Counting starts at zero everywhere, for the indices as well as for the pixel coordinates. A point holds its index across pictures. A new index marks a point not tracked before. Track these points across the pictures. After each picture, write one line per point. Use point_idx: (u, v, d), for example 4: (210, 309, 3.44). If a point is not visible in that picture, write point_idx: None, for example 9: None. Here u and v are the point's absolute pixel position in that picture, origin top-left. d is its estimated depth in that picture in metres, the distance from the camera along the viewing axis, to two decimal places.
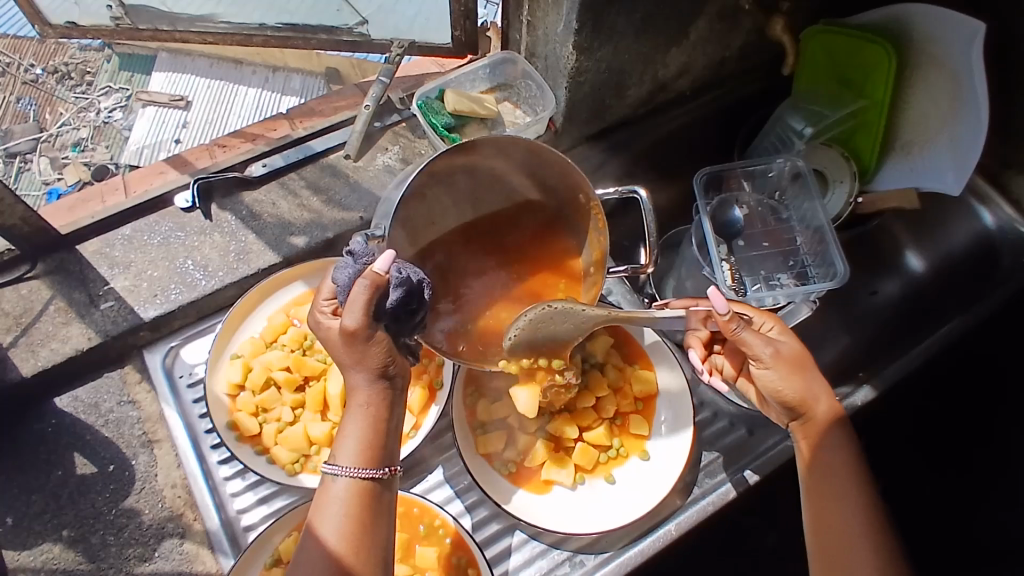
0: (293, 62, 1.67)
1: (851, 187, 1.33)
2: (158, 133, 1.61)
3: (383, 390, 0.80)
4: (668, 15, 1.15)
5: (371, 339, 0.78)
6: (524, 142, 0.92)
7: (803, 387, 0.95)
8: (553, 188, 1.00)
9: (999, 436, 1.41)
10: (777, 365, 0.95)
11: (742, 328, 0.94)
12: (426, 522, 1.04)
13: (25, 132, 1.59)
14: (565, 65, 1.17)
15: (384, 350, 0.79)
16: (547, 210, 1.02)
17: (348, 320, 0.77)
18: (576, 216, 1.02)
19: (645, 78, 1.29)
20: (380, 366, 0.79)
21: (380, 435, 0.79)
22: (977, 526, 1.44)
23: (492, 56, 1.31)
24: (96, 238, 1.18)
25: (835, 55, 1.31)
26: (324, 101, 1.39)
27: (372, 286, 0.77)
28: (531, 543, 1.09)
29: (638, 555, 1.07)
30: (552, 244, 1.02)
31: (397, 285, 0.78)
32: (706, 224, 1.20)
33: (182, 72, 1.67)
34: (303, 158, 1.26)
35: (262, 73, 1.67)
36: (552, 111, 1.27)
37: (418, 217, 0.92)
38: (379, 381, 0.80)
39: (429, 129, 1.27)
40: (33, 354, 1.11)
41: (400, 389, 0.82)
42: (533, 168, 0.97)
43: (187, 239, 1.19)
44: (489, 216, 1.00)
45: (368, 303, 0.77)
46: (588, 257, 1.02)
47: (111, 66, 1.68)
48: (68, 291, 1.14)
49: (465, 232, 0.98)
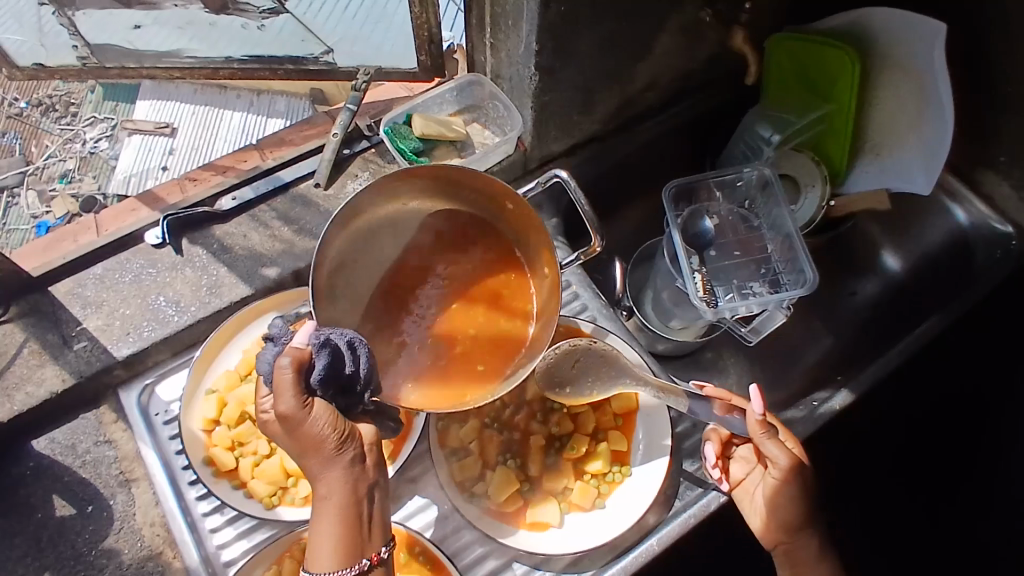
0: (278, 87, 1.59)
1: (822, 193, 1.38)
2: (145, 162, 1.60)
3: (342, 473, 0.79)
4: (630, 29, 1.17)
5: (309, 416, 0.77)
6: (427, 170, 0.98)
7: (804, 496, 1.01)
8: (488, 207, 1.03)
9: (997, 442, 1.49)
10: (790, 483, 1.00)
11: (771, 440, 0.98)
12: (406, 550, 1.03)
13: (13, 166, 1.58)
14: (530, 85, 1.19)
15: (326, 426, 0.78)
16: (489, 229, 1.04)
17: (281, 406, 0.77)
18: (514, 225, 1.02)
19: (611, 95, 1.31)
20: (332, 447, 0.79)
21: (355, 519, 0.79)
22: (987, 524, 1.49)
23: (459, 79, 1.33)
24: (68, 278, 1.17)
25: (801, 61, 1.35)
26: (295, 130, 1.39)
27: (297, 362, 0.78)
28: (513, 565, 1.08)
29: (620, 573, 1.07)
30: (499, 257, 1.04)
31: (319, 350, 0.79)
32: (677, 237, 1.21)
33: (168, 99, 1.60)
34: (273, 189, 1.26)
35: (246, 97, 1.59)
36: (519, 131, 1.30)
37: (363, 259, 0.99)
38: (339, 459, 0.79)
39: (397, 154, 1.29)
40: (9, 398, 1.10)
41: (364, 463, 0.81)
42: (461, 193, 1.02)
43: (159, 275, 1.18)
44: (433, 249, 1.03)
45: (294, 381, 0.77)
46: (536, 259, 1.02)
47: (95, 97, 1.63)
48: (42, 333, 1.13)
49: (416, 273, 1.01)
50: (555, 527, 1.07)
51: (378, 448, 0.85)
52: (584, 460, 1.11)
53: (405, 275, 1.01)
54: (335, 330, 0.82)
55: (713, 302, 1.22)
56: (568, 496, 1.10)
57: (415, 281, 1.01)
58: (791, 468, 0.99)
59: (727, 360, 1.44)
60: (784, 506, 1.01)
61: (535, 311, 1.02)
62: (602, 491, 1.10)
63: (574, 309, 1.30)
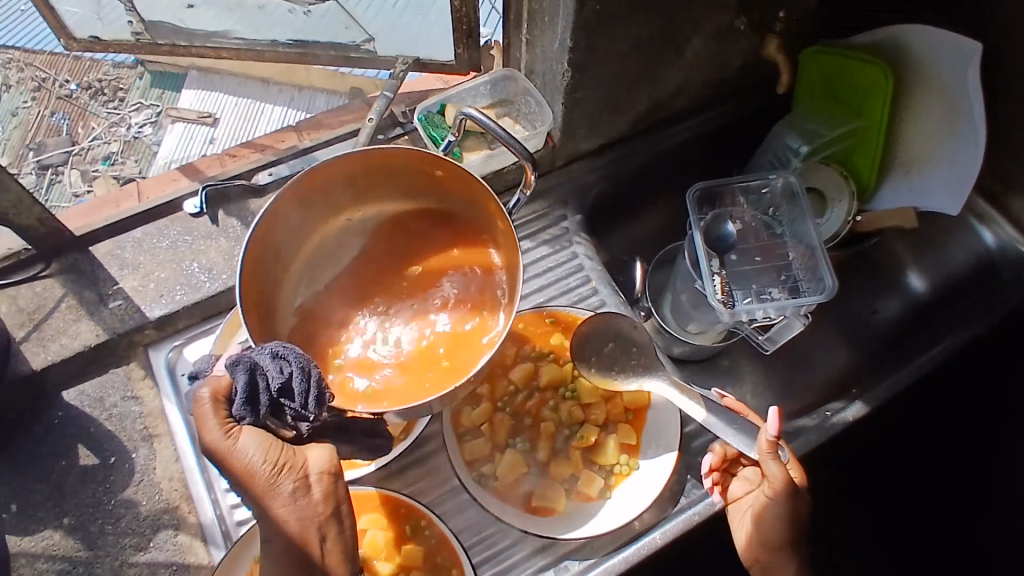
0: (319, 82, 1.52)
1: (849, 207, 1.38)
2: (186, 151, 1.49)
3: (285, 508, 0.76)
4: (662, 30, 1.19)
5: (233, 447, 0.76)
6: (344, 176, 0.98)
7: (792, 524, 0.99)
8: (418, 176, 1.02)
9: (1005, 448, 1.44)
10: (783, 508, 0.98)
11: (776, 461, 0.96)
12: (412, 522, 1.05)
13: (58, 146, 1.47)
14: (562, 82, 1.22)
15: (253, 456, 0.75)
16: (433, 197, 1.05)
17: (208, 439, 0.76)
18: (449, 186, 1.02)
19: (641, 97, 1.33)
20: (267, 479, 0.76)
21: (301, 559, 0.75)
22: (986, 525, 1.48)
23: (493, 73, 1.37)
24: (108, 240, 1.22)
25: (831, 76, 1.37)
26: (333, 114, 1.43)
27: (218, 393, 0.79)
28: (514, 549, 1.08)
29: (621, 562, 1.06)
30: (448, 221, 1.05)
31: (234, 372, 0.79)
32: (698, 239, 1.23)
33: (211, 89, 1.50)
34: (308, 167, 1.31)
35: (287, 91, 1.54)
36: (550, 125, 1.31)
37: (326, 271, 1.03)
38: (276, 492, 0.76)
39: (429, 141, 1.32)
40: (43, 348, 1.15)
41: (307, 497, 0.77)
42: (393, 177, 1.02)
43: (194, 243, 1.23)
44: (392, 231, 1.06)
45: (214, 411, 0.77)
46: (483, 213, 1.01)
47: (143, 83, 1.51)
48: (79, 290, 1.18)
49: (384, 253, 1.05)
50: (559, 513, 1.08)
51: (332, 475, 0.80)
52: (593, 450, 1.13)
53: (373, 259, 1.04)
54: (256, 350, 0.81)
55: (730, 302, 1.22)
56: (575, 483, 1.11)
57: (381, 264, 1.04)
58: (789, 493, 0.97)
59: (744, 367, 1.44)
60: (774, 528, 1.00)
61: (501, 267, 1.01)
62: (608, 482, 1.11)
63: (592, 303, 1.31)
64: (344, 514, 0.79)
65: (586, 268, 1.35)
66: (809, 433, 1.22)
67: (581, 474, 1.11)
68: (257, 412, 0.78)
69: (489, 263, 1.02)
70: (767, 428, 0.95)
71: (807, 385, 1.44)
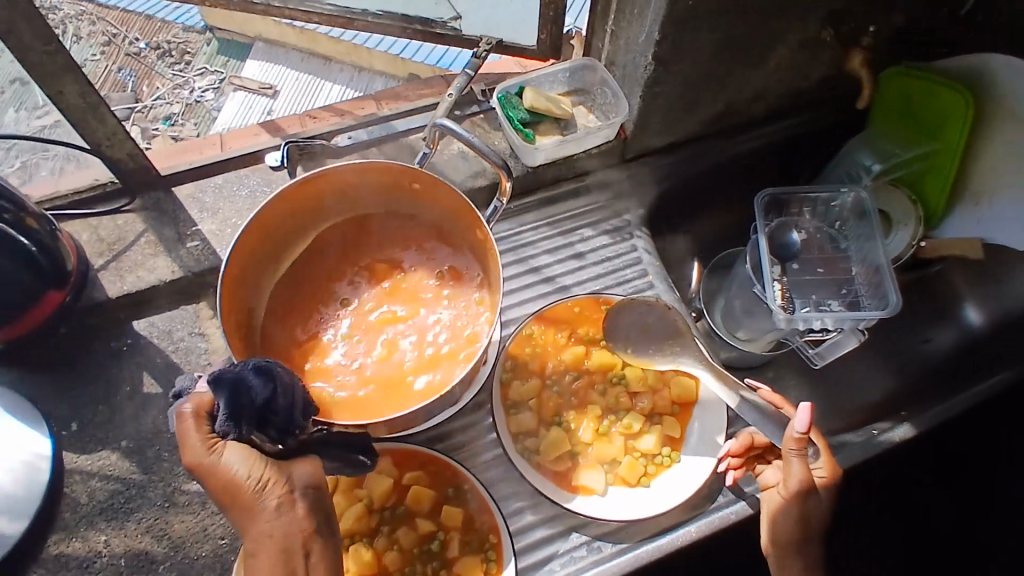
0: (381, 66, 1.54)
1: (914, 232, 1.39)
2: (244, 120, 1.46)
3: (267, 523, 0.74)
4: (751, 33, 1.20)
5: (214, 462, 0.75)
6: (308, 188, 1.01)
7: (801, 522, 0.99)
8: (384, 188, 1.06)
9: (1007, 450, 1.40)
10: (796, 503, 0.98)
11: (797, 456, 0.96)
12: (455, 485, 1.08)
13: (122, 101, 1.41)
14: (643, 74, 1.23)
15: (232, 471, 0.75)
16: (402, 210, 1.09)
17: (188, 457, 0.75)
18: (417, 197, 1.07)
19: (718, 99, 1.34)
20: (248, 495, 0.74)
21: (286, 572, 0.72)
22: (985, 529, 1.40)
23: (572, 61, 1.36)
24: (191, 183, 1.27)
25: (911, 96, 1.36)
26: (411, 88, 1.46)
27: (200, 410, 0.79)
28: (552, 522, 1.09)
29: (654, 551, 1.07)
30: (411, 232, 1.09)
31: (218, 391, 0.78)
32: (763, 243, 1.23)
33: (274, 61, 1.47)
34: (385, 135, 1.35)
35: (348, 71, 1.52)
36: (624, 118, 1.32)
37: (292, 280, 1.05)
38: (259, 507, 0.75)
39: (506, 122, 1.33)
40: (120, 279, 1.19)
41: (292, 510, 0.76)
42: (359, 189, 1.06)
43: (271, 194, 1.28)
44: (354, 245, 1.08)
45: (195, 427, 0.77)
46: (452, 222, 1.06)
47: (209, 49, 1.47)
48: (159, 228, 1.23)
49: (348, 265, 1.07)
50: (598, 495, 1.09)
51: (314, 488, 0.79)
52: (636, 438, 1.14)
53: (337, 271, 1.06)
54: (240, 364, 0.81)
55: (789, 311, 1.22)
56: (616, 468, 1.12)
57: (345, 276, 1.06)
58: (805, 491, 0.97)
59: (789, 380, 1.44)
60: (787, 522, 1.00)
61: (472, 274, 1.05)
62: (649, 470, 1.12)
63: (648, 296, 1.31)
64: (326, 530, 0.78)
65: (645, 261, 1.35)
66: (851, 447, 1.22)
67: (622, 460, 1.12)
68: (242, 427, 0.77)
69: (457, 270, 1.05)
70: (793, 423, 0.95)
71: (853, 407, 1.43)
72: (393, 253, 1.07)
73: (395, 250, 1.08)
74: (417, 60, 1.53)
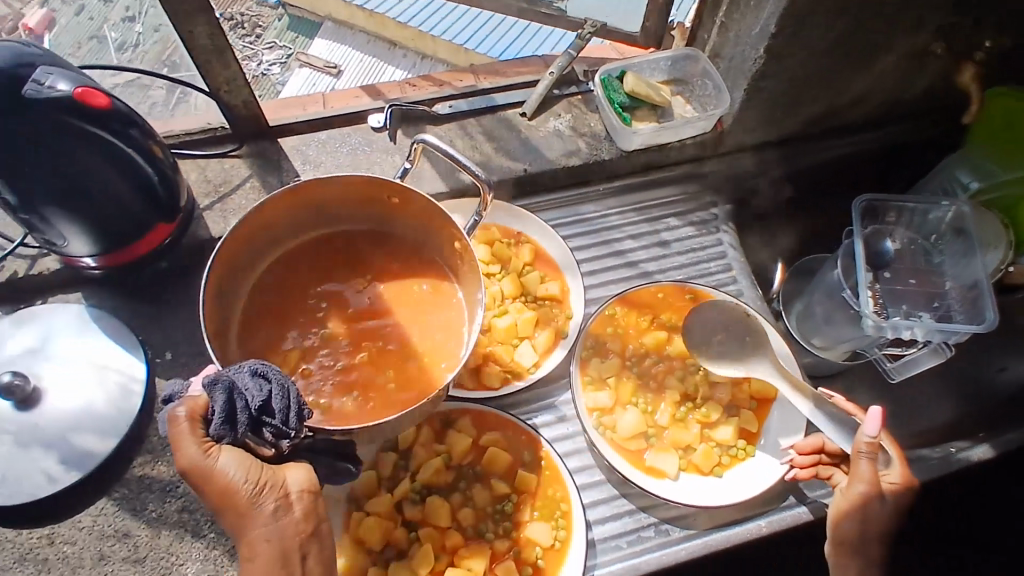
0: (444, 53, 1.47)
1: (1004, 256, 1.26)
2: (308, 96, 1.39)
3: (261, 531, 0.72)
4: (864, 36, 1.19)
5: (210, 468, 0.71)
6: (285, 201, 0.96)
7: (864, 522, 0.98)
8: (364, 204, 1.03)
9: None
10: (861, 501, 0.98)
11: (867, 455, 0.97)
12: (529, 451, 1.10)
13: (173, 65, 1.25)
14: (751, 67, 1.23)
15: (227, 478, 0.71)
16: (390, 230, 1.05)
17: (182, 461, 0.72)
18: (399, 214, 1.03)
19: (819, 101, 1.33)
20: (244, 502, 0.72)
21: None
22: None
23: (676, 50, 1.36)
24: (296, 135, 1.32)
25: (1011, 117, 1.27)
26: (510, 65, 1.48)
27: (194, 412, 0.74)
28: (621, 500, 1.11)
29: (725, 540, 1.08)
30: (392, 247, 1.05)
31: (215, 392, 0.74)
32: (859, 246, 1.23)
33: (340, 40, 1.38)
34: (484, 107, 1.36)
35: (411, 58, 1.45)
36: (724, 111, 1.31)
37: (264, 294, 0.99)
38: (255, 514, 0.72)
39: (606, 104, 1.33)
40: (224, 219, 1.23)
41: (288, 515, 0.74)
42: (337, 203, 1.01)
43: (372, 153, 1.31)
44: (331, 257, 1.03)
45: (192, 431, 0.72)
46: (433, 242, 1.03)
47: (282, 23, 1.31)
48: (264, 175, 1.27)
49: (323, 279, 1.02)
50: (670, 479, 1.10)
51: (311, 494, 0.77)
52: (712, 428, 1.14)
53: (313, 286, 1.01)
54: (234, 368, 0.77)
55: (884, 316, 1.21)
56: (690, 455, 1.12)
57: (321, 289, 1.01)
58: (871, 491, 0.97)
59: (862, 392, 1.42)
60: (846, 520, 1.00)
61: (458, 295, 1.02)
62: (723, 461, 1.12)
63: (731, 291, 1.31)
64: (323, 535, 0.77)
65: (729, 256, 1.35)
66: (925, 463, 1.21)
67: (697, 447, 1.12)
68: (237, 431, 0.74)
69: (442, 290, 1.02)
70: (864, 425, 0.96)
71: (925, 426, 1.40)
72: (373, 268, 1.03)
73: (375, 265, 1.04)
74: (480, 50, 1.49)
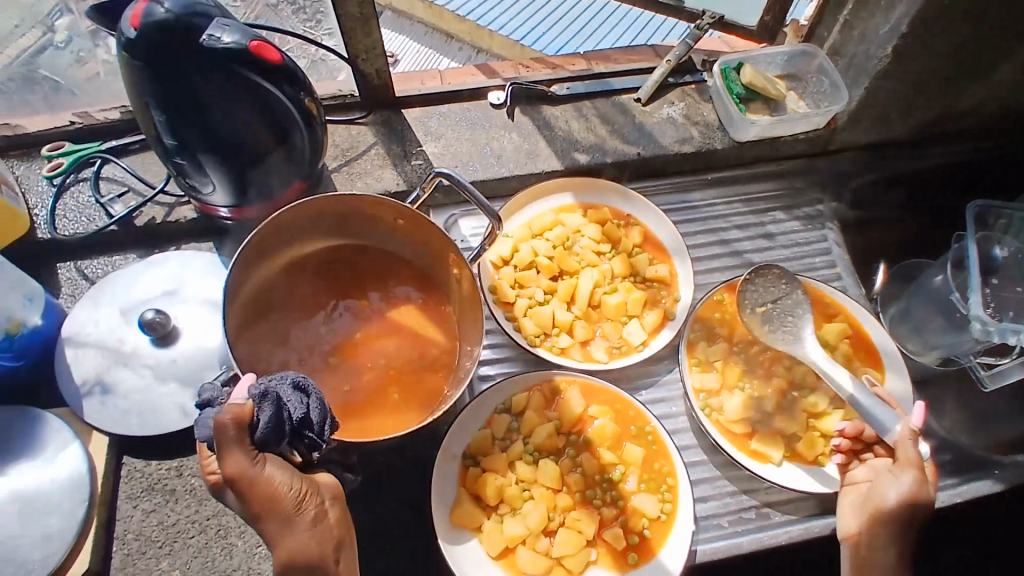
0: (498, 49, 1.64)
1: None
2: None
3: (303, 535, 0.75)
4: (991, 43, 1.19)
5: (256, 472, 0.74)
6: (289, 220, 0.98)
7: (908, 506, 0.95)
8: (361, 222, 1.06)
9: None
10: (908, 480, 0.96)
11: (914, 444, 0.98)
12: (637, 425, 1.12)
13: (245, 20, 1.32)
14: (875, 66, 1.24)
15: (274, 482, 0.75)
16: (379, 246, 1.09)
17: (228, 467, 0.74)
18: (397, 234, 1.07)
19: (934, 106, 1.34)
20: (288, 505, 0.75)
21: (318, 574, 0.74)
22: None
23: (794, 46, 1.37)
24: (419, 107, 1.36)
25: None
26: (621, 52, 1.50)
27: (240, 420, 0.75)
28: (722, 481, 1.13)
29: (827, 527, 1.10)
30: (385, 264, 1.09)
31: (260, 401, 0.77)
32: (972, 249, 1.23)
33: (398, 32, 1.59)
34: (601, 90, 1.39)
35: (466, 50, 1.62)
36: (841, 107, 1.33)
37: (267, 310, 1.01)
38: (299, 519, 0.75)
39: (723, 93, 1.36)
40: (350, 182, 1.27)
41: (325, 520, 0.78)
42: (337, 220, 1.04)
43: (490, 128, 1.35)
44: (328, 274, 1.06)
45: (240, 439, 0.75)
46: (430, 260, 1.07)
47: None
48: (389, 143, 1.31)
49: (321, 295, 1.05)
50: (774, 464, 1.11)
51: (340, 500, 0.81)
52: (818, 417, 1.14)
53: (309, 304, 1.04)
54: (274, 380, 0.81)
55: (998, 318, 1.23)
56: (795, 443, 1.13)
57: (321, 307, 1.03)
58: (918, 472, 0.96)
59: None
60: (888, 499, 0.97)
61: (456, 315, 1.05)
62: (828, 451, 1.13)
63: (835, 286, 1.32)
64: (349, 542, 0.80)
65: (833, 253, 1.36)
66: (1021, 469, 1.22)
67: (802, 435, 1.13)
68: (279, 440, 0.77)
69: (441, 309, 1.06)
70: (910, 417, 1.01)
71: None
72: (368, 285, 1.07)
73: (369, 283, 1.07)
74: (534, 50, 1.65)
